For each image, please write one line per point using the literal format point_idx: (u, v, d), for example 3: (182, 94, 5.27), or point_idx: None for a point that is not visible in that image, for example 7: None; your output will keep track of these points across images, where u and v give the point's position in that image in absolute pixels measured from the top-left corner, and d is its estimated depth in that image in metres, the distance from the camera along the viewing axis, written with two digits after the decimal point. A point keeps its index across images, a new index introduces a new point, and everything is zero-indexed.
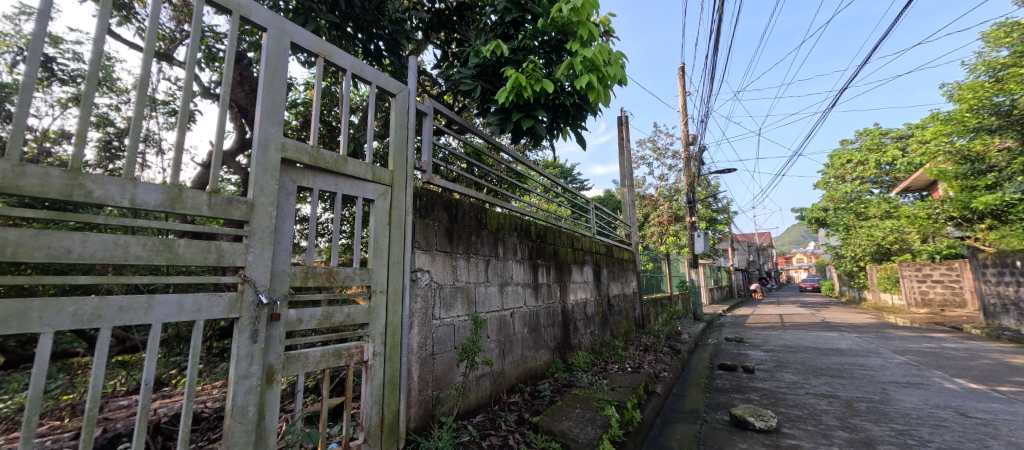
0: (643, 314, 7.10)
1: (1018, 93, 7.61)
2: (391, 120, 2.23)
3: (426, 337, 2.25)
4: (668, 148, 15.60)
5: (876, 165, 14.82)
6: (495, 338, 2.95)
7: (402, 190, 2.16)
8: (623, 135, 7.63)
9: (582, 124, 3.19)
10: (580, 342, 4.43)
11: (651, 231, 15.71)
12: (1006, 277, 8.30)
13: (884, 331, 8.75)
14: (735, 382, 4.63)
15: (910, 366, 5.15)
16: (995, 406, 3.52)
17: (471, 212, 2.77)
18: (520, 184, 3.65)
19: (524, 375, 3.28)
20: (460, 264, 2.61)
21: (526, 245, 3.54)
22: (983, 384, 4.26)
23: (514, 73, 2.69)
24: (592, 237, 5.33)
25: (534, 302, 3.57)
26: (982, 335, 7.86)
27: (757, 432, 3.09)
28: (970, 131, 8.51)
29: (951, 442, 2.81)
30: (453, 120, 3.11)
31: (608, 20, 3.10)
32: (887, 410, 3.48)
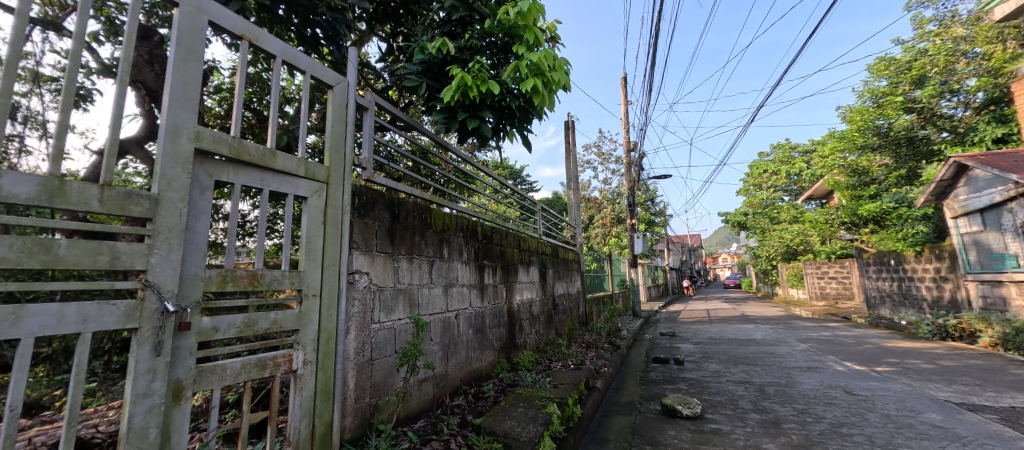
0: (586, 312, 7.34)
1: (894, 117, 8.87)
2: (328, 112, 2.09)
3: (363, 342, 2.14)
4: (611, 153, 16.27)
5: (786, 176, 16.58)
6: (439, 341, 2.88)
7: (339, 188, 2.03)
8: (569, 139, 7.84)
9: (528, 127, 3.22)
10: (525, 341, 4.48)
11: (595, 233, 16.30)
12: (883, 273, 9.64)
13: (791, 322, 9.78)
14: (667, 373, 4.94)
15: (810, 352, 5.80)
16: (874, 384, 4.06)
17: (414, 212, 2.69)
18: (467, 184, 3.60)
19: (468, 377, 3.24)
20: (402, 266, 2.52)
21: (472, 245, 3.50)
22: (865, 365, 4.91)
23: (460, 72, 2.65)
24: (538, 238, 5.40)
25: (479, 303, 3.55)
26: (866, 324, 9.07)
27: (684, 419, 3.30)
28: (859, 148, 9.85)
29: (839, 417, 3.20)
30: (398, 117, 3.01)
31: (554, 27, 3.16)
32: (791, 392, 3.88)
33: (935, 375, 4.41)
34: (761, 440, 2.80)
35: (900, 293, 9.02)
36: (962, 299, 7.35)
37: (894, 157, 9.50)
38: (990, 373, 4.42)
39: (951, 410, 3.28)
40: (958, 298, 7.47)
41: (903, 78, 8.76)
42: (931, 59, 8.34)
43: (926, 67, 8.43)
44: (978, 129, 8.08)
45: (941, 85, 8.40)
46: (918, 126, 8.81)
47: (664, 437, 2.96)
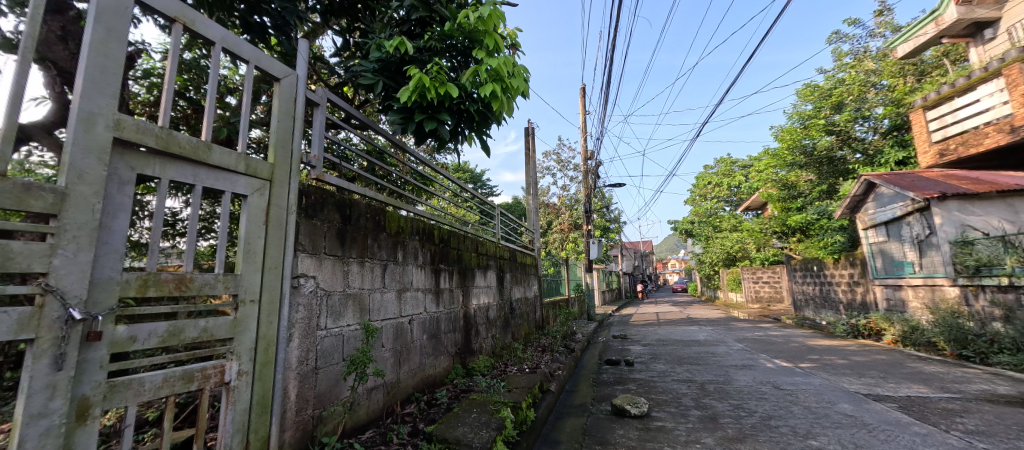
0: (542, 316, 7.40)
1: (818, 138, 9.78)
2: (273, 106, 1.97)
3: (308, 350, 2.02)
4: (570, 161, 16.64)
5: (727, 188, 17.75)
6: (391, 347, 2.79)
7: (284, 187, 1.92)
8: (529, 145, 7.94)
9: (487, 131, 3.22)
10: (480, 346, 4.44)
11: (553, 238, 16.57)
12: (807, 279, 10.54)
13: (730, 323, 10.44)
14: (617, 374, 5.08)
15: (746, 351, 6.21)
16: (798, 379, 4.42)
17: (367, 213, 2.59)
18: (424, 187, 3.53)
19: (421, 384, 3.16)
20: (352, 269, 2.42)
21: (428, 249, 3.43)
22: (792, 362, 5.34)
23: (418, 72, 2.60)
24: (496, 242, 5.39)
25: (435, 309, 3.48)
26: (793, 324, 9.87)
27: (632, 418, 3.40)
28: (789, 164, 10.73)
29: (769, 410, 3.44)
30: (353, 116, 2.90)
31: (514, 34, 3.19)
32: (728, 389, 4.13)
33: (849, 369, 4.88)
34: (701, 435, 2.94)
35: (821, 296, 9.90)
36: (871, 301, 8.19)
37: (817, 174, 10.43)
38: (893, 366, 4.96)
39: (861, 400, 3.63)
40: (867, 300, 8.31)
41: (825, 103, 9.70)
42: (848, 87, 9.39)
43: (843, 95, 9.46)
44: (884, 152, 9.27)
45: (855, 111, 9.45)
46: (836, 146, 9.75)
47: (613, 436, 3.04)
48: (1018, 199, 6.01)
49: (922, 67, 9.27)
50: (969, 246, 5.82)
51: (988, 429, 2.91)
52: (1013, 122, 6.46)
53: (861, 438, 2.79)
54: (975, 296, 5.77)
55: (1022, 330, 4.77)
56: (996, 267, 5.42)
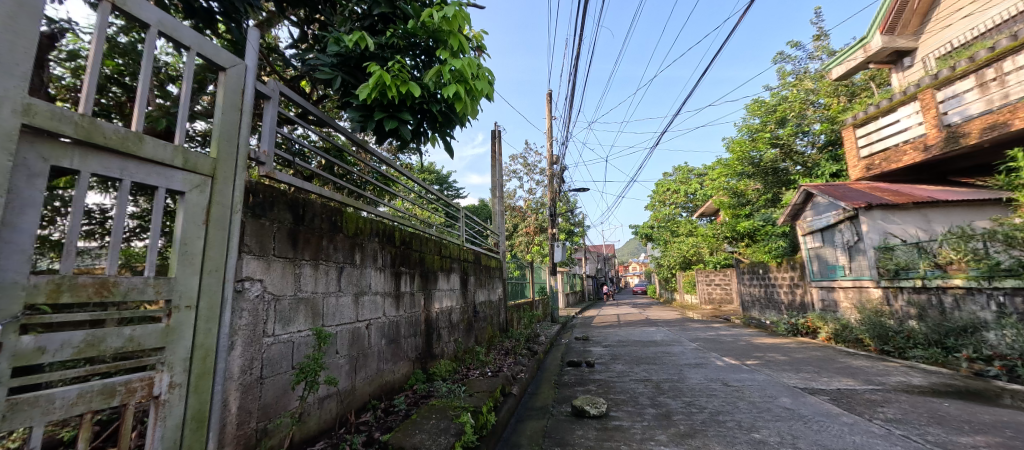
0: (506, 318, 7.37)
1: (764, 150, 10.44)
2: (218, 97, 1.84)
3: (252, 358, 1.90)
4: (536, 165, 16.80)
5: (684, 194, 18.55)
6: (346, 354, 2.67)
7: (228, 184, 1.79)
8: (496, 148, 7.92)
9: (450, 132, 3.17)
10: (442, 351, 4.35)
11: (518, 241, 16.65)
12: (754, 281, 11.22)
13: (685, 324, 10.91)
14: (578, 376, 5.16)
15: (698, 350, 6.51)
16: (744, 376, 4.68)
17: (322, 214, 2.48)
18: (386, 187, 3.43)
19: (379, 391, 3.04)
20: (305, 272, 2.31)
21: (389, 251, 3.33)
22: (739, 360, 5.65)
23: (378, 69, 2.53)
24: (461, 245, 5.31)
25: (394, 313, 3.37)
26: (741, 323, 10.47)
27: (592, 418, 3.46)
28: (738, 174, 11.40)
29: (718, 406, 3.61)
30: (309, 112, 2.77)
31: (480, 36, 3.18)
32: (681, 387, 4.30)
33: (789, 365, 5.24)
34: (655, 432, 3.03)
35: (766, 297, 10.57)
36: (808, 301, 8.82)
37: (763, 183, 11.11)
38: (826, 362, 5.36)
39: (798, 394, 3.90)
40: (805, 301, 8.95)
41: (770, 118, 10.35)
42: (791, 104, 10.10)
43: (786, 111, 10.13)
44: (820, 165, 10.08)
45: (797, 126, 10.19)
46: (780, 158, 10.43)
47: (573, 437, 3.08)
48: (931, 209, 6.66)
49: (853, 89, 10.17)
50: (889, 251, 6.42)
51: (903, 417, 3.21)
52: (927, 142, 7.28)
53: (797, 429, 2.99)
54: (894, 296, 6.35)
55: (933, 327, 5.30)
56: (912, 270, 6.03)
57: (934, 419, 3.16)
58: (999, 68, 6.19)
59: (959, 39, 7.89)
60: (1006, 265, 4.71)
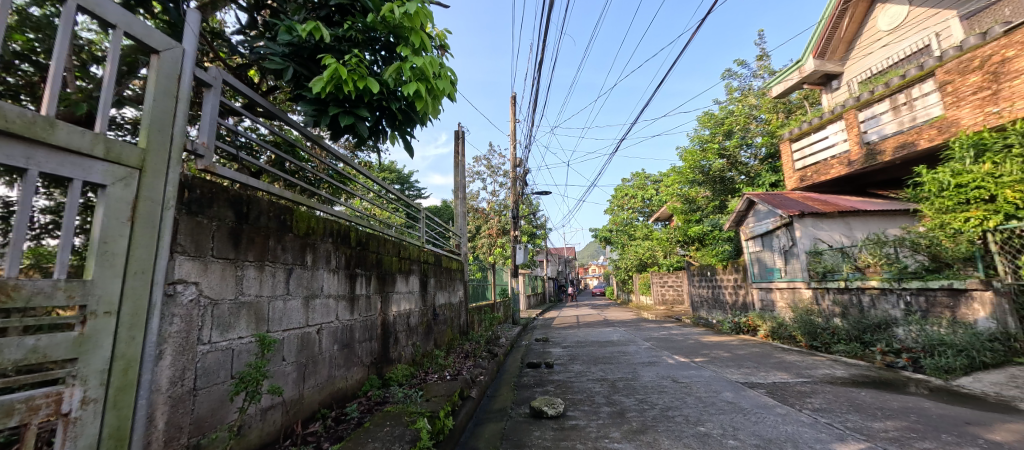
0: (467, 321, 7.29)
1: (713, 159, 11.05)
2: (149, 81, 1.68)
3: (184, 368, 1.75)
4: (500, 167, 16.82)
5: (641, 200, 19.24)
6: (294, 361, 2.52)
7: (160, 177, 1.64)
8: (459, 149, 7.84)
9: (410, 131, 3.09)
10: (400, 355, 4.22)
11: (481, 243, 16.59)
12: (703, 283, 11.83)
13: (640, 324, 11.30)
14: (537, 377, 5.19)
15: (652, 349, 6.75)
16: (692, 372, 4.90)
17: (269, 212, 2.33)
18: (341, 186, 3.29)
19: (329, 399, 2.89)
20: (248, 274, 2.16)
21: (343, 252, 3.19)
22: (688, 358, 5.92)
23: (333, 62, 2.43)
24: (421, 246, 5.19)
25: (348, 317, 3.23)
26: (691, 322, 10.99)
27: (549, 419, 3.48)
28: (690, 181, 11.99)
29: (668, 402, 3.75)
30: (257, 103, 2.60)
31: (443, 35, 3.14)
32: (635, 385, 4.43)
33: (732, 362, 5.54)
34: (609, 430, 3.10)
35: (714, 298, 11.17)
36: (750, 302, 9.41)
37: (712, 191, 11.75)
38: (764, 357, 5.73)
39: (739, 388, 4.13)
40: (747, 301, 9.54)
41: (719, 130, 10.98)
42: (737, 118, 10.77)
43: (733, 124, 10.80)
44: (761, 176, 10.87)
45: (742, 138, 10.88)
46: (727, 168, 11.08)
47: (530, 438, 3.08)
48: (853, 217, 7.34)
49: (790, 106, 11.03)
50: (819, 255, 6.99)
51: (828, 406, 3.49)
52: (850, 157, 8.02)
53: (738, 421, 3.16)
54: (822, 296, 6.90)
55: (853, 323, 5.80)
56: (837, 272, 6.60)
57: (853, 407, 3.45)
58: (909, 93, 7.07)
59: (877, 66, 8.81)
60: (912, 268, 5.38)
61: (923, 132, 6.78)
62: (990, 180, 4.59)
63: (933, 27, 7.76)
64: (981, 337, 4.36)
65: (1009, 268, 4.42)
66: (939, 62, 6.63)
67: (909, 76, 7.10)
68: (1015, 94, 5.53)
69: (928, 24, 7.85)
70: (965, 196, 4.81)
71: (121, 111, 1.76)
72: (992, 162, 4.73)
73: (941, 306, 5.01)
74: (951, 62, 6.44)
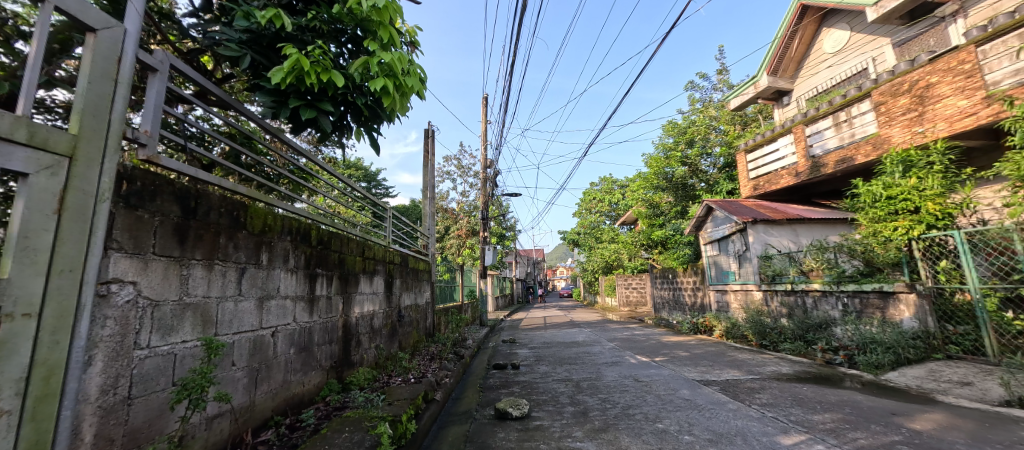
0: (433, 322, 7.18)
1: (675, 166, 11.47)
2: (83, 62, 1.53)
3: (117, 375, 1.61)
4: (470, 168, 16.73)
5: (608, 204, 19.65)
6: (244, 365, 2.38)
7: (92, 167, 1.50)
8: (428, 148, 7.72)
9: (377, 128, 3.01)
10: (362, 358, 4.09)
11: (449, 243, 16.43)
12: (665, 285, 12.23)
13: (605, 325, 11.52)
14: (503, 378, 5.17)
15: (615, 350, 6.90)
16: (652, 371, 5.05)
17: (220, 208, 2.19)
18: (302, 182, 3.15)
19: (284, 405, 2.75)
20: (194, 274, 2.02)
21: (303, 251, 3.05)
22: (649, 357, 6.09)
23: (295, 53, 2.32)
24: (387, 246, 5.05)
25: (307, 319, 3.09)
26: (652, 323, 11.33)
27: (513, 420, 3.48)
28: (654, 187, 12.39)
29: (629, 400, 3.84)
30: (209, 92, 2.44)
31: (413, 32, 3.08)
32: (599, 385, 4.50)
33: (689, 360, 5.75)
34: (572, 430, 3.13)
35: (675, 300, 11.57)
36: (707, 303, 9.82)
37: (674, 197, 12.18)
38: (719, 356, 5.98)
39: (695, 386, 4.30)
40: (705, 303, 9.94)
41: (681, 139, 11.43)
42: (698, 128, 11.25)
43: (694, 134, 11.29)
44: (719, 183, 11.37)
45: (702, 148, 11.37)
46: (688, 175, 11.55)
47: (494, 440, 3.06)
48: (799, 224, 7.82)
49: (746, 119, 11.63)
50: (769, 259, 7.37)
51: (775, 401, 3.68)
52: (797, 169, 8.55)
53: (693, 417, 3.27)
54: (771, 298, 7.29)
55: (798, 323, 6.16)
56: (784, 276, 7.00)
57: (797, 401, 3.66)
58: (849, 112, 7.61)
59: (822, 86, 9.46)
60: (849, 272, 5.76)
61: (860, 148, 7.32)
62: (915, 193, 5.05)
63: (870, 52, 8.38)
64: (906, 335, 4.76)
65: (930, 273, 5.01)
66: (875, 84, 7.18)
67: (849, 96, 7.63)
68: (936, 116, 6.18)
69: (866, 49, 8.46)
70: (894, 207, 5.24)
71: (49, 93, 1.60)
72: (918, 177, 5.16)
73: (873, 308, 5.39)
74: (885, 85, 7.00)
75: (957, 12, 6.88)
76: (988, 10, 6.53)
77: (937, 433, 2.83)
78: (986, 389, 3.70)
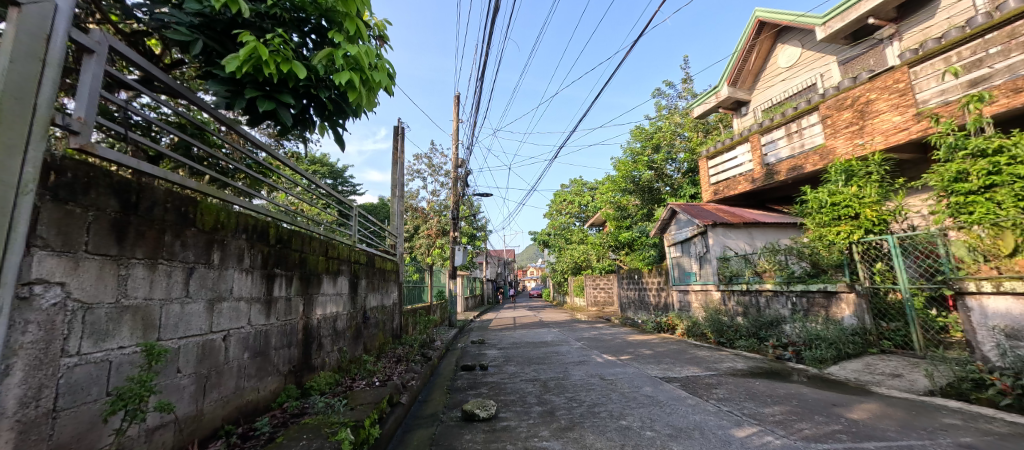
0: (400, 324, 7.02)
1: (642, 170, 11.79)
2: (5, 40, 1.37)
3: (40, 386, 1.46)
4: (441, 167, 16.52)
5: (578, 206, 19.92)
6: (191, 372, 2.22)
7: (12, 156, 1.34)
8: (397, 145, 7.55)
9: (342, 123, 2.90)
10: (323, 362, 3.93)
11: (419, 243, 16.16)
12: (631, 285, 12.55)
13: (573, 324, 11.67)
14: (471, 379, 5.12)
15: (582, 349, 7.00)
16: (617, 370, 5.15)
17: (165, 202, 2.04)
18: (260, 177, 2.98)
19: (235, 414, 2.59)
20: (135, 273, 1.87)
21: (259, 250, 2.88)
22: (615, 356, 6.21)
23: (252, 40, 2.19)
24: (352, 245, 4.89)
25: (263, 321, 2.94)
26: (618, 322, 11.59)
27: (480, 421, 3.44)
28: (622, 190, 12.69)
29: (595, 398, 3.89)
30: (155, 78, 2.26)
31: (382, 25, 2.99)
32: (566, 384, 4.54)
33: (652, 358, 5.91)
34: (539, 429, 3.14)
35: (640, 300, 11.89)
36: (671, 302, 10.14)
37: (640, 200, 12.51)
38: (679, 354, 6.19)
39: (658, 382, 4.41)
40: (668, 302, 10.27)
41: (648, 144, 11.77)
42: (663, 134, 11.62)
43: (660, 139, 11.66)
44: (683, 188, 11.77)
45: (667, 153, 11.74)
46: (653, 180, 11.91)
47: (460, 442, 3.02)
48: (754, 227, 8.24)
49: (708, 127, 12.11)
50: (726, 261, 7.70)
51: (730, 396, 3.84)
52: (753, 176, 8.98)
53: (655, 413, 3.36)
54: (728, 298, 7.60)
55: (753, 321, 6.47)
56: (740, 277, 7.33)
57: (751, 395, 3.83)
58: (799, 123, 8.07)
59: (776, 98, 9.99)
60: (798, 273, 6.12)
61: (809, 157, 7.78)
62: (855, 200, 5.47)
63: (818, 69, 8.92)
64: (846, 332, 5.09)
65: (867, 275, 5.39)
66: (822, 99, 7.66)
67: (800, 108, 8.10)
68: (875, 130, 6.66)
69: (815, 65, 9.00)
70: (837, 213, 5.62)
71: None
72: (857, 185, 5.60)
73: (818, 306, 5.71)
74: (831, 100, 7.48)
75: (893, 35, 7.46)
76: (919, 36, 7.14)
77: (872, 422, 3.03)
78: (914, 380, 4.01)
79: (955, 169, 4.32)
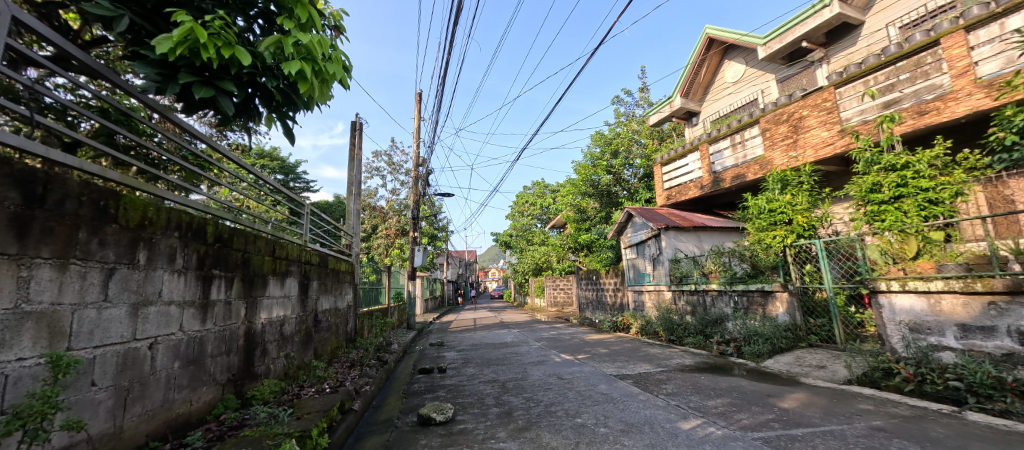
0: (355, 327, 6.77)
1: (601, 173, 12.10)
2: None
3: None
4: (402, 165, 16.12)
5: (539, 208, 20.14)
6: (110, 385, 2.00)
7: None
8: (354, 142, 7.26)
9: (292, 115, 2.72)
10: (268, 369, 3.69)
11: (376, 243, 15.68)
12: (589, 285, 12.86)
13: (533, 325, 11.77)
14: (428, 383, 5.01)
15: (541, 349, 7.06)
16: (574, 369, 5.23)
17: (81, 195, 1.83)
18: (197, 170, 2.74)
19: (163, 428, 2.37)
20: (40, 274, 1.65)
21: (195, 249, 2.65)
22: (573, 355, 6.30)
23: (188, 20, 2.00)
24: (303, 245, 4.63)
25: (198, 327, 2.70)
26: (576, 322, 11.82)
27: (437, 425, 3.36)
28: (581, 193, 12.97)
29: (552, 398, 3.93)
30: (70, 55, 2.01)
31: (337, 15, 2.85)
32: (524, 384, 4.55)
33: (608, 357, 6.06)
34: (496, 430, 3.12)
35: (597, 299, 12.19)
36: (626, 302, 10.48)
37: (599, 203, 12.83)
38: (633, 351, 6.39)
39: (613, 380, 4.52)
40: (624, 302, 10.60)
41: (607, 149, 12.11)
42: (621, 139, 11.99)
43: (618, 145, 12.03)
44: (639, 192, 12.21)
45: (625, 158, 12.12)
46: (610, 184, 12.26)
47: (415, 447, 2.94)
48: (702, 231, 8.67)
49: (662, 135, 12.63)
50: (677, 262, 8.04)
51: (678, 391, 4.00)
52: (702, 182, 9.46)
53: (609, 410, 3.43)
54: (678, 297, 7.95)
55: (700, 319, 6.81)
56: (689, 277, 7.68)
57: (697, 389, 4.02)
58: (742, 135, 8.62)
59: (722, 110, 10.62)
60: (739, 273, 6.46)
61: (750, 167, 8.32)
62: (789, 208, 6.00)
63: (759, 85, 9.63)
64: (780, 328, 5.46)
65: (797, 276, 5.82)
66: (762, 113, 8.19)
67: (743, 121, 8.63)
68: (806, 144, 7.23)
69: (756, 82, 9.69)
70: (774, 218, 6.10)
71: None
72: (791, 194, 6.10)
73: (756, 305, 6.08)
74: (770, 114, 8.01)
75: (822, 59, 8.14)
76: (843, 60, 7.86)
77: (800, 410, 3.27)
78: (835, 370, 4.37)
79: (871, 182, 4.75)
